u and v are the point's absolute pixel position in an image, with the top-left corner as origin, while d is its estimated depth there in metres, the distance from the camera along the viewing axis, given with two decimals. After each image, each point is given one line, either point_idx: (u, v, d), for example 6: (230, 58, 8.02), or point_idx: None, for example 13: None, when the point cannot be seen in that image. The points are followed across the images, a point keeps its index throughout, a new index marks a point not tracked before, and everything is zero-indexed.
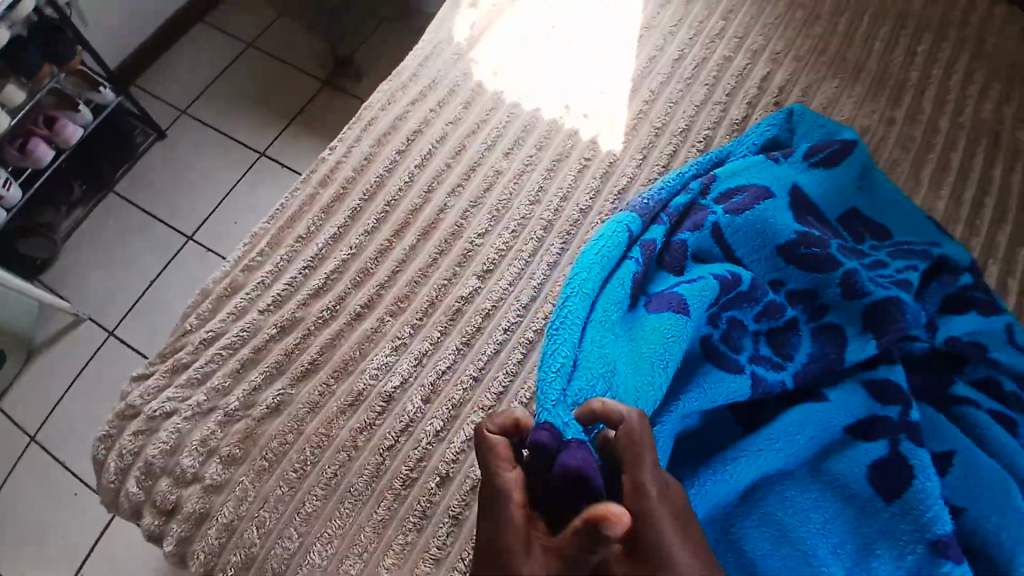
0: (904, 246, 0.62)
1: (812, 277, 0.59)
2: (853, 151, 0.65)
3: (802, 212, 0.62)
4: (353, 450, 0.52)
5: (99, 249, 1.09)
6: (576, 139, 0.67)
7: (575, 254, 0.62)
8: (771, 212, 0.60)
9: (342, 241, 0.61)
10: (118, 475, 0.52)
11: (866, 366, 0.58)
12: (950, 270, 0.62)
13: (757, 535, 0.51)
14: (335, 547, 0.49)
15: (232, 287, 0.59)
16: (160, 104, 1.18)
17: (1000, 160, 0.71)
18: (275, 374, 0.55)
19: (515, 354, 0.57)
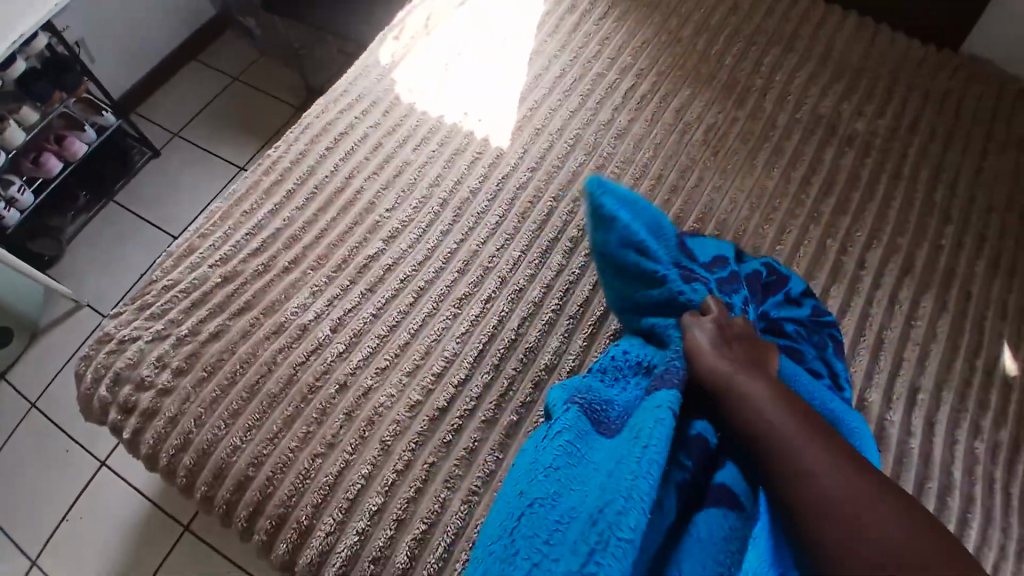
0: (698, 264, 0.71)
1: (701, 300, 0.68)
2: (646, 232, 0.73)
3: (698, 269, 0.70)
4: (273, 365, 0.67)
5: (99, 248, 1.26)
6: (471, 138, 0.84)
7: (464, 225, 0.78)
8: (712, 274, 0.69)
9: (279, 215, 0.78)
10: (93, 383, 0.68)
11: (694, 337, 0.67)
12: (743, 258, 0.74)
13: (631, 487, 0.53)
14: (253, 434, 0.64)
15: (190, 249, 0.75)
16: (157, 128, 1.38)
17: (827, 149, 0.86)
18: (217, 311, 0.70)
19: (408, 297, 0.72)
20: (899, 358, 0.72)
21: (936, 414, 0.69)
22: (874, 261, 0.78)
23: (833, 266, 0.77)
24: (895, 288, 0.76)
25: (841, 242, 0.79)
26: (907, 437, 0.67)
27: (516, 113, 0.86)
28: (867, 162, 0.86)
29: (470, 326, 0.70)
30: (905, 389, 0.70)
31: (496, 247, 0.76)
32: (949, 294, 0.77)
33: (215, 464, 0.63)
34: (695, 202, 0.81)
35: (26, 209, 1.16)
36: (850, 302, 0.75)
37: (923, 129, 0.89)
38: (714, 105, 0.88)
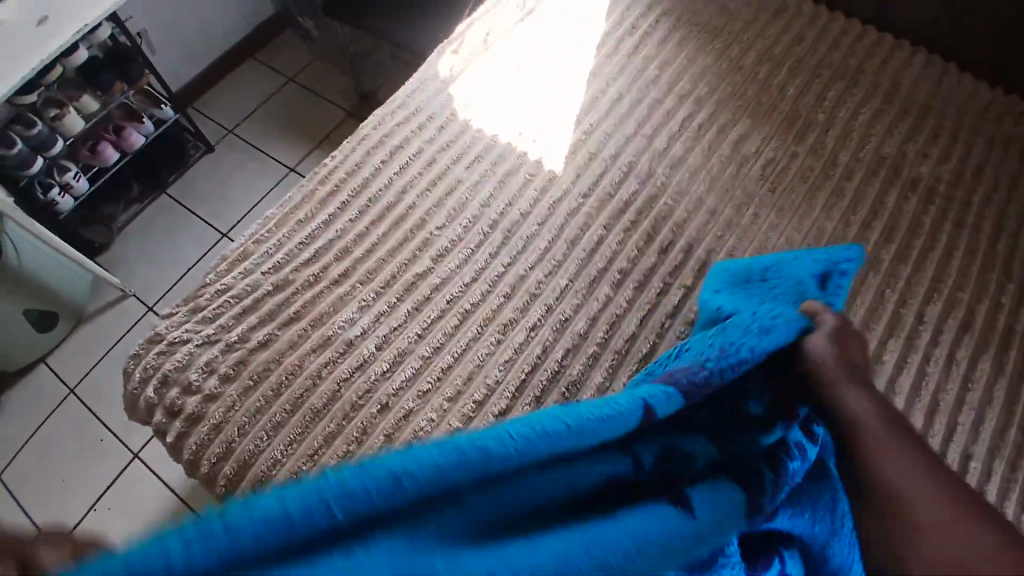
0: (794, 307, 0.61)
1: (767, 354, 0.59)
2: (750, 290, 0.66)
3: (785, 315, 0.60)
4: (317, 379, 0.68)
5: (147, 238, 1.29)
6: (525, 159, 0.84)
7: (513, 248, 0.77)
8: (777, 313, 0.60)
9: (331, 226, 0.78)
10: (142, 382, 0.69)
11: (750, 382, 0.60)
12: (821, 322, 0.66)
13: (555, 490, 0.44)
14: (295, 449, 0.64)
15: (242, 255, 0.76)
16: (210, 123, 1.40)
17: (890, 191, 0.83)
18: (267, 319, 0.71)
19: (453, 319, 0.72)
20: (955, 421, 0.69)
21: (987, 485, 0.67)
22: (934, 316, 0.75)
23: (890, 316, 0.74)
24: (954, 344, 0.73)
25: (900, 292, 0.76)
26: None
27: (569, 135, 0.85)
28: (930, 208, 0.83)
29: (514, 354, 0.70)
30: (958, 455, 0.68)
31: (544, 273, 0.75)
32: (1011, 354, 0.74)
33: (254, 478, 0.64)
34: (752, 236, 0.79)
35: (79, 196, 1.19)
36: (907, 357, 0.72)
37: (992, 176, 0.86)
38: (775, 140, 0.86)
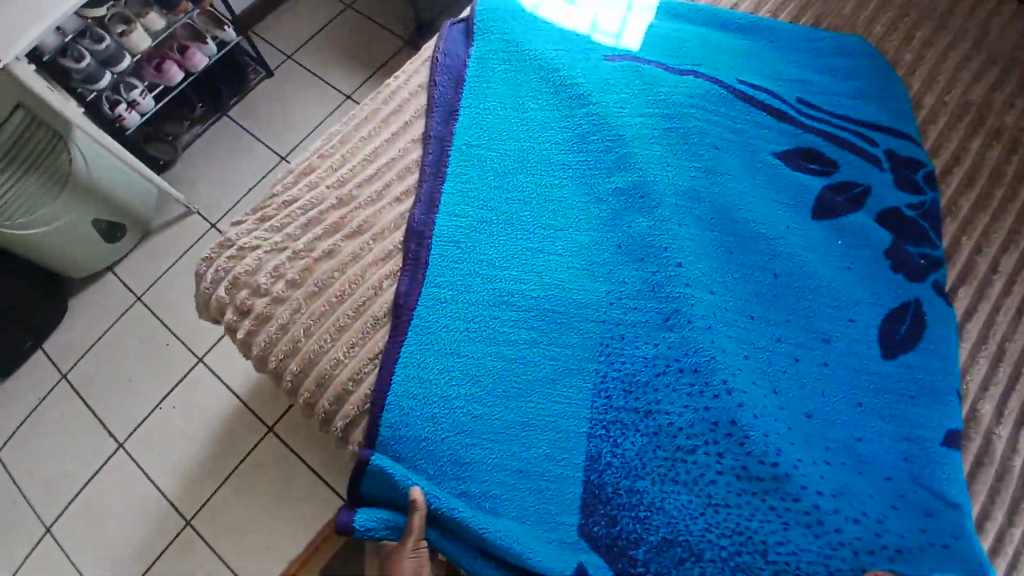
0: (919, 487, 0.57)
1: (857, 387, 0.61)
2: (882, 468, 0.58)
3: (905, 471, 0.58)
4: (380, 289, 0.67)
5: (208, 157, 1.32)
6: (595, 67, 0.77)
7: (597, 183, 0.72)
8: (877, 477, 0.57)
9: (397, 142, 0.75)
10: (214, 283, 0.73)
11: (840, 466, 0.58)
12: (915, 501, 0.57)
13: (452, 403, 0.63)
14: (356, 352, 0.65)
15: (309, 167, 0.76)
16: (271, 48, 1.40)
17: (979, 137, 0.79)
18: (333, 231, 0.71)
19: (519, 239, 0.70)
20: (1019, 372, 0.67)
21: None
22: (1011, 265, 0.72)
23: (965, 265, 0.72)
24: None
25: (976, 240, 0.73)
26: (1012, 455, 0.65)
27: (640, 43, 0.79)
28: (1014, 158, 0.78)
29: (583, 295, 0.67)
30: (1019, 405, 0.67)
31: (623, 214, 0.70)
32: None
33: (320, 373, 0.66)
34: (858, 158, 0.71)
35: (146, 113, 1.22)
36: (976, 304, 0.70)
37: None
38: (881, 75, 0.77)
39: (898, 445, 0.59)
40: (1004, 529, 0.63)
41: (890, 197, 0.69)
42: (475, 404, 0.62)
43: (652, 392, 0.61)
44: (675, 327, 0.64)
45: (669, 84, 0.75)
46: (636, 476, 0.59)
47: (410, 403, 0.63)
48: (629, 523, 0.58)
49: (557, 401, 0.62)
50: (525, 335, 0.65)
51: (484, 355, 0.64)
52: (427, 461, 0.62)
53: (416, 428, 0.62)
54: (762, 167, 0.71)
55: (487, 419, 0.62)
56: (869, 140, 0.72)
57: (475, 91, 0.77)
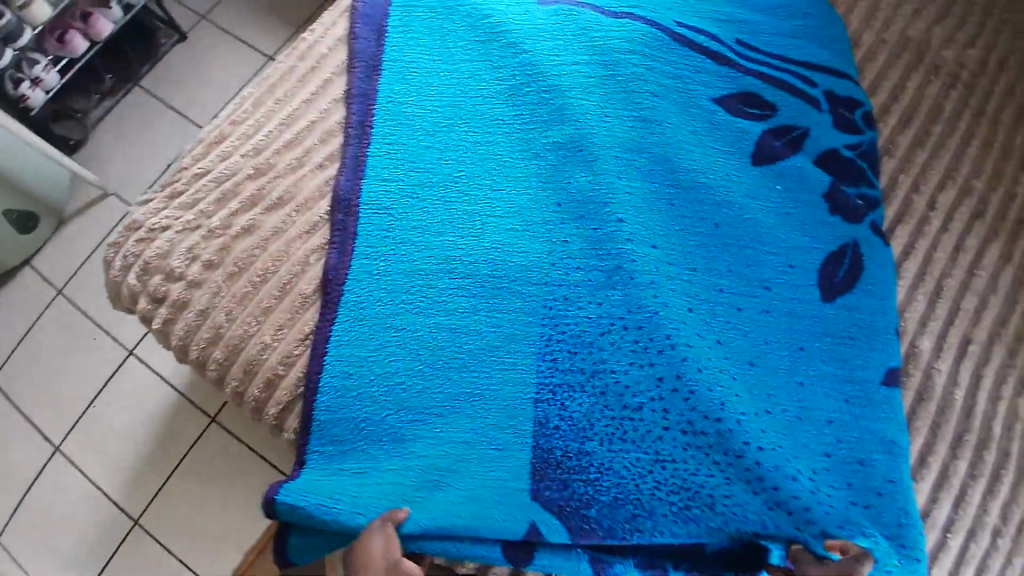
0: (862, 428, 0.57)
1: (794, 333, 0.60)
2: (823, 411, 0.58)
3: (846, 415, 0.58)
4: (306, 266, 0.62)
5: (121, 133, 1.21)
6: (528, 10, 0.72)
7: (532, 135, 0.68)
8: (820, 425, 0.57)
9: (315, 103, 0.69)
10: (124, 270, 0.67)
11: (786, 419, 0.57)
12: (860, 442, 0.57)
13: (388, 379, 0.59)
14: (284, 334, 0.61)
15: (219, 136, 0.69)
16: (182, 9, 1.28)
17: (918, 73, 0.78)
18: (250, 205, 0.65)
19: (451, 201, 0.65)
20: (956, 307, 0.70)
21: (984, 369, 0.69)
22: (946, 201, 0.73)
23: (905, 205, 0.71)
24: (963, 233, 0.72)
25: (913, 179, 0.73)
26: (953, 387, 0.68)
27: None
28: (953, 94, 0.79)
29: (522, 254, 0.63)
30: (957, 339, 0.69)
31: (561, 167, 0.67)
32: (1018, 246, 0.74)
33: (246, 359, 0.61)
34: (798, 99, 0.69)
35: (51, 90, 1.11)
36: (915, 242, 0.70)
37: (1018, 66, 0.81)
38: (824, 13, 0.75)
39: (839, 389, 0.59)
40: (947, 462, 0.66)
41: (830, 139, 0.67)
42: (414, 379, 0.59)
43: (598, 352, 0.59)
44: (619, 285, 0.61)
45: (602, 26, 0.70)
46: (585, 441, 0.57)
47: (343, 383, 0.59)
48: (581, 489, 0.56)
49: (501, 369, 0.59)
50: (463, 301, 0.61)
51: (420, 324, 0.60)
52: (367, 440, 0.59)
53: (355, 407, 0.59)
54: (701, 115, 0.68)
55: (426, 392, 0.59)
56: (810, 81, 0.70)
57: (399, 43, 0.71)
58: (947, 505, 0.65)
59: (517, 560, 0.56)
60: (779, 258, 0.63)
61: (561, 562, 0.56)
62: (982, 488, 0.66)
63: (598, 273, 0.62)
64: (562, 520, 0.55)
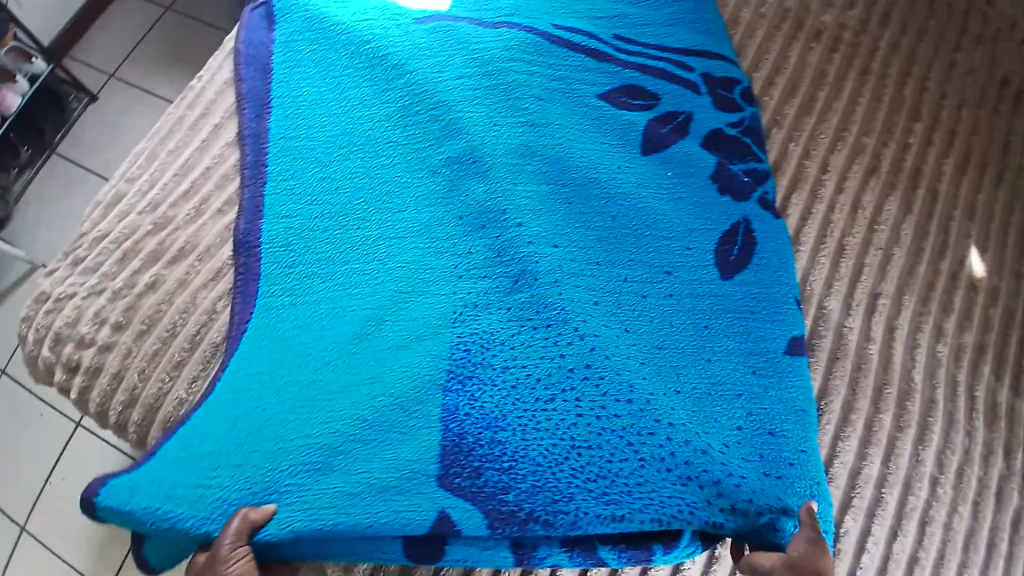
0: (771, 399, 0.60)
1: (693, 312, 0.63)
2: (730, 385, 0.60)
3: (753, 387, 0.60)
4: (213, 314, 0.63)
5: (46, 203, 1.20)
6: (407, 29, 0.72)
7: (425, 151, 0.68)
8: (728, 399, 0.59)
9: (208, 152, 0.70)
10: (36, 343, 0.67)
11: (698, 398, 0.59)
12: (769, 411, 0.59)
13: (290, 405, 0.58)
14: (198, 386, 0.61)
15: (117, 197, 0.70)
16: (90, 71, 1.29)
17: (798, 42, 0.80)
18: (153, 261, 0.65)
19: (352, 229, 0.65)
20: (861, 265, 0.72)
21: (897, 319, 0.71)
22: (840, 163, 0.75)
23: (797, 171, 0.74)
24: (859, 191, 0.74)
25: (804, 145, 0.75)
26: (867, 343, 0.69)
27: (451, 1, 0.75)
28: (834, 57, 0.80)
29: (426, 270, 0.63)
30: (866, 295, 0.71)
31: (456, 177, 0.67)
32: (917, 196, 0.76)
33: (165, 416, 0.61)
34: (678, 87, 0.72)
35: None
36: (812, 208, 0.72)
37: (896, 21, 0.84)
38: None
39: (743, 363, 0.61)
40: (872, 417, 0.68)
41: (713, 120, 0.70)
42: (319, 404, 0.58)
43: (508, 352, 0.59)
44: (524, 287, 0.62)
45: (481, 37, 0.72)
46: (500, 441, 0.55)
47: (236, 417, 0.57)
48: (494, 476, 0.54)
49: (411, 379, 0.58)
50: (372, 320, 0.61)
51: (330, 347, 0.60)
52: (268, 451, 0.56)
53: (260, 426, 0.57)
54: (588, 111, 0.70)
55: (335, 414, 0.57)
56: (685, 66, 0.73)
57: (286, 80, 0.72)
58: (878, 460, 0.66)
59: (425, 555, 0.54)
60: (676, 243, 0.65)
61: (474, 553, 0.54)
62: (912, 438, 0.68)
63: (504, 278, 0.62)
64: (483, 512, 0.53)
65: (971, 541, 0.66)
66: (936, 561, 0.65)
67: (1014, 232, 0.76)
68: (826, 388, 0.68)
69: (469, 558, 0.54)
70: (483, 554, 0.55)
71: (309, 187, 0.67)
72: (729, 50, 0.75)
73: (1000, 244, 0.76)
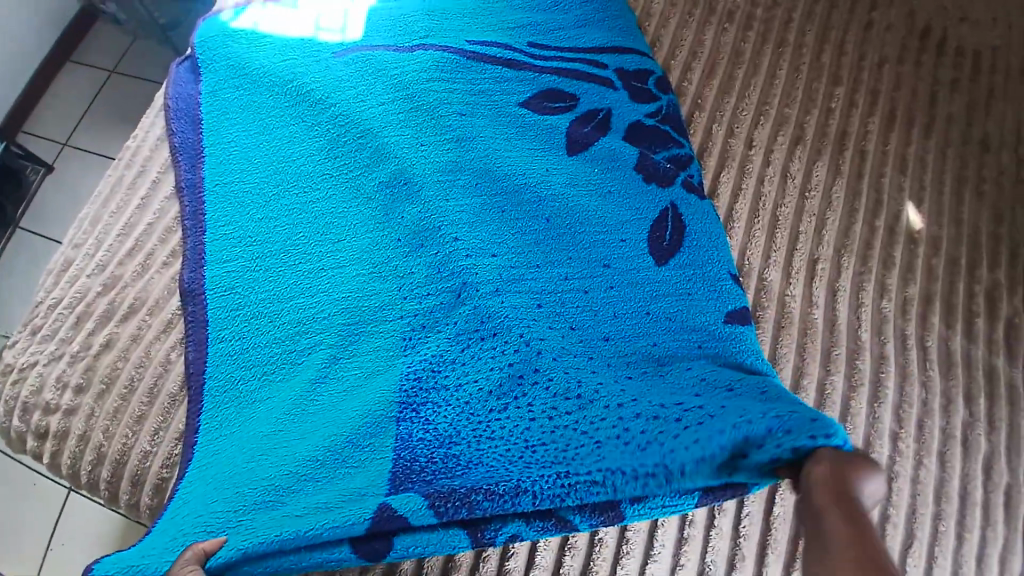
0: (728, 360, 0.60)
1: (633, 299, 0.63)
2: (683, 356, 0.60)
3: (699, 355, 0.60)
4: (169, 364, 0.65)
5: (16, 276, 1.22)
6: (328, 62, 0.75)
7: (357, 179, 0.69)
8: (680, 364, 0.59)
9: (149, 208, 0.72)
10: (6, 416, 0.68)
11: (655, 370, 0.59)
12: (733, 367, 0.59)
13: (255, 441, 0.59)
14: (162, 437, 0.63)
15: (66, 263, 0.72)
16: (44, 142, 1.31)
17: (710, 24, 0.82)
18: (105, 320, 0.67)
19: (294, 264, 0.67)
20: (797, 233, 0.71)
21: (839, 281, 0.70)
22: (764, 136, 0.76)
23: (722, 150, 0.75)
24: (787, 160, 0.74)
25: (728, 124, 0.77)
26: (811, 309, 0.68)
27: (365, 30, 0.77)
28: (749, 34, 0.82)
29: (368, 294, 0.64)
30: (804, 262, 0.70)
31: (389, 199, 0.68)
32: (845, 157, 0.75)
33: (132, 469, 0.63)
34: (595, 86, 0.74)
35: None
36: (742, 184, 0.73)
37: None
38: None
39: (687, 339, 0.61)
40: (824, 381, 0.65)
41: (634, 113, 0.73)
42: (282, 437, 0.59)
43: (459, 367, 0.58)
44: (467, 299, 0.62)
45: (398, 63, 0.74)
46: (461, 447, 0.54)
47: (211, 474, 0.59)
48: (447, 483, 0.52)
49: (363, 406, 0.58)
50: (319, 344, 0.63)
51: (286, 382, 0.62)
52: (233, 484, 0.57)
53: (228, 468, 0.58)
54: (511, 121, 0.71)
55: (297, 444, 0.58)
56: (599, 64, 0.76)
57: (214, 128, 0.74)
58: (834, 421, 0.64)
59: (376, 555, 0.51)
60: (610, 236, 0.67)
61: (426, 541, 0.51)
62: (866, 397, 0.65)
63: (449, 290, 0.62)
64: (422, 495, 0.51)
65: (941, 491, 0.63)
66: (909, 516, 0.62)
67: (949, 178, 0.75)
68: (775, 358, 0.66)
69: (420, 547, 0.51)
70: (437, 542, 0.51)
71: (250, 229, 0.69)
72: (643, 46, 0.79)
73: (936, 193, 0.74)
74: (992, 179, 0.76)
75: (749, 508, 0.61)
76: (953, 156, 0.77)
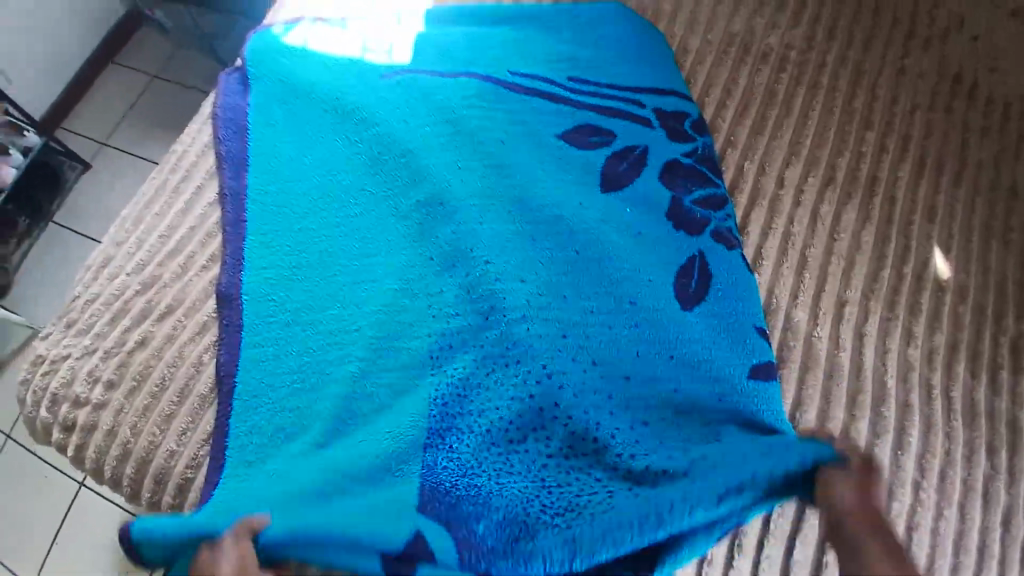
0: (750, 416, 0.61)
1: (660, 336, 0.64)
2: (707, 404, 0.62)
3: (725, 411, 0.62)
4: (200, 367, 0.66)
5: (45, 270, 1.24)
6: (377, 84, 0.77)
7: (394, 198, 0.71)
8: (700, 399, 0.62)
9: (191, 212, 0.74)
10: (35, 406, 0.69)
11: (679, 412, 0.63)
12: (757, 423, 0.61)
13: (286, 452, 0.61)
14: (190, 438, 0.64)
15: (105, 260, 0.73)
16: (82, 140, 1.35)
17: (745, 65, 0.84)
18: (141, 319, 0.68)
19: (331, 279, 0.68)
20: (825, 274, 0.72)
21: (866, 324, 0.70)
22: (795, 177, 0.77)
23: (754, 188, 0.76)
24: (817, 202, 0.76)
25: (760, 163, 0.78)
26: (838, 350, 0.68)
27: (414, 55, 0.80)
28: (782, 77, 0.84)
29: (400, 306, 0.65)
30: (832, 303, 0.71)
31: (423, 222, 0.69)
32: (875, 202, 0.76)
33: (157, 469, 0.63)
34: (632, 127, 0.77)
35: None
36: (772, 223, 0.74)
37: (842, 36, 0.87)
38: (645, 35, 0.85)
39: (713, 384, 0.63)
40: (848, 424, 0.65)
41: (671, 153, 0.75)
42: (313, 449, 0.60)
43: (483, 394, 0.61)
44: (495, 324, 0.63)
45: (444, 88, 0.76)
46: (488, 483, 0.58)
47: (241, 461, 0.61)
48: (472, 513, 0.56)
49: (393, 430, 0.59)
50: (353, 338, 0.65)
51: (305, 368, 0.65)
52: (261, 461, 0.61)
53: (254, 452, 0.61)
54: (549, 151, 0.74)
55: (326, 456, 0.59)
56: (638, 104, 0.78)
57: (261, 137, 0.76)
58: None
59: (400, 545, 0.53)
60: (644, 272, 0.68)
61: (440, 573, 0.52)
62: (889, 443, 0.65)
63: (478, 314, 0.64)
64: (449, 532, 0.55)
65: (963, 543, 0.63)
66: (929, 567, 0.62)
67: (978, 228, 0.76)
68: (801, 398, 0.66)
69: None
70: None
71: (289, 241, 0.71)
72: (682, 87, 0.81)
73: (964, 241, 0.75)
74: (1020, 230, 0.76)
75: (769, 550, 0.61)
76: (982, 206, 0.77)
